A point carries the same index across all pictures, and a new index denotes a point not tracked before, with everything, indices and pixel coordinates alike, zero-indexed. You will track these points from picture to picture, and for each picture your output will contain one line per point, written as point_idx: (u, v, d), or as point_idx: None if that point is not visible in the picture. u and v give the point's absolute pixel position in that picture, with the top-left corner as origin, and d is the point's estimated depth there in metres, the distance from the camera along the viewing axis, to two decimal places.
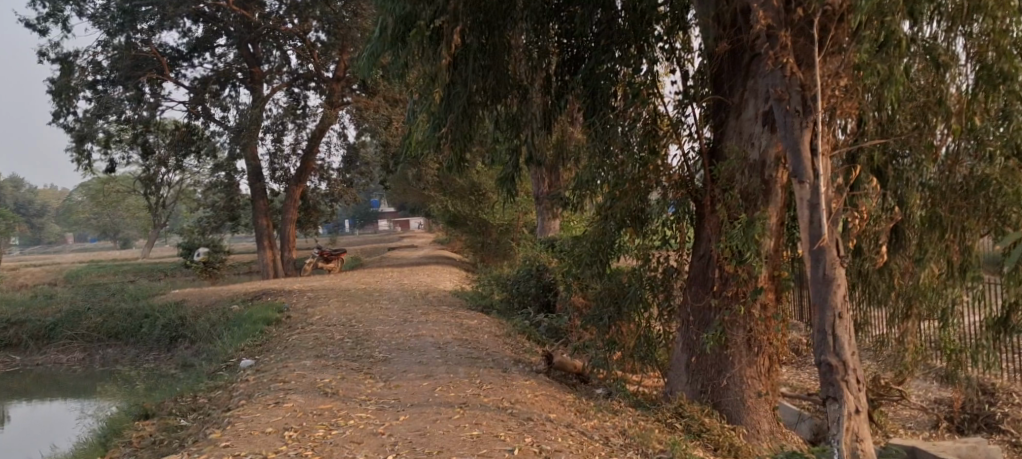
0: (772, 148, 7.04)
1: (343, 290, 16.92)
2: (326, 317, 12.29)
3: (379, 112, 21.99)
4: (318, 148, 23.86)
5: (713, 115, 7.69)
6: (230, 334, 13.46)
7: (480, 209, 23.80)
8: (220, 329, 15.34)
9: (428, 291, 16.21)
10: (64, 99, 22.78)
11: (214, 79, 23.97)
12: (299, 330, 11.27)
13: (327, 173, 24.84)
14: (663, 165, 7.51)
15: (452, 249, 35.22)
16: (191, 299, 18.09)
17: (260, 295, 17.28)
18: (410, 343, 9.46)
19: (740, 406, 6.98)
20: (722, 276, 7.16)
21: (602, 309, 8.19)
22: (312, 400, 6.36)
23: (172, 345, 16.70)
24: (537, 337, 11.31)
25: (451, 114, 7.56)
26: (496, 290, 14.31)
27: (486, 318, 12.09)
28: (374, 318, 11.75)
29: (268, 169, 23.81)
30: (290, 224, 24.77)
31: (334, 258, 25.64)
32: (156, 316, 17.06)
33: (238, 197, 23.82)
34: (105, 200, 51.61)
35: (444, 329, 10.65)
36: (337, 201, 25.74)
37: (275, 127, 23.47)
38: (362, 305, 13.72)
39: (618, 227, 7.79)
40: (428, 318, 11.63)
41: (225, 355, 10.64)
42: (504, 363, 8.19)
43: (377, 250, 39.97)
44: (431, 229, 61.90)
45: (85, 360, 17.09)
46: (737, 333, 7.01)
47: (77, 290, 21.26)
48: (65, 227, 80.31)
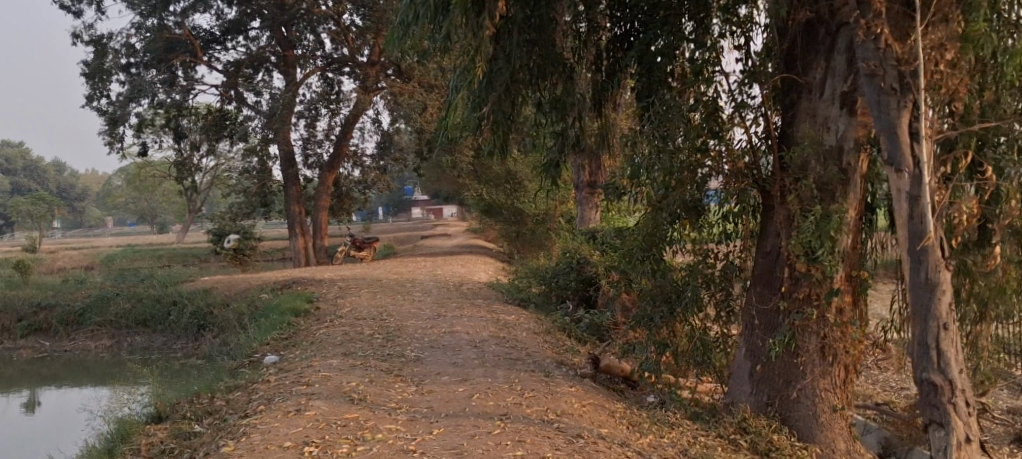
0: (852, 132, 6.34)
1: (375, 280, 16.44)
2: (356, 309, 11.78)
3: (414, 98, 21.41)
4: (351, 135, 23.43)
5: (783, 95, 6.83)
6: (257, 324, 13.06)
7: (516, 198, 23.20)
8: (249, 318, 14.98)
9: (462, 282, 15.64)
10: (98, 81, 22.62)
11: (248, 62, 23.72)
12: (328, 323, 10.78)
13: (360, 159, 24.41)
14: (727, 151, 6.69)
15: (485, 238, 34.67)
16: (221, 287, 17.78)
17: (290, 284, 16.88)
18: (443, 341, 8.90)
19: (812, 422, 6.24)
20: (792, 275, 6.33)
21: (654, 310, 7.53)
22: (336, 408, 5.79)
23: (201, 334, 16.39)
24: (578, 334, 10.66)
25: (494, 92, 6.92)
26: (533, 283, 13.69)
27: (523, 313, 11.48)
28: (406, 311, 11.21)
29: (301, 155, 23.54)
30: (322, 211, 24.40)
31: (366, 247, 25.26)
32: (184, 304, 16.89)
33: (270, 184, 23.49)
34: (143, 184, 52.08)
35: (480, 325, 10.06)
36: (370, 188, 25.30)
37: (309, 112, 23.09)
38: (393, 297, 13.20)
39: (672, 219, 7.03)
40: (463, 313, 11.05)
41: (251, 348, 10.18)
42: (545, 366, 7.56)
43: (409, 238, 39.62)
44: (464, 217, 61.49)
45: (113, 347, 16.87)
46: (809, 340, 6.26)
47: (109, 276, 21.13)
48: (104, 211, 81.51)
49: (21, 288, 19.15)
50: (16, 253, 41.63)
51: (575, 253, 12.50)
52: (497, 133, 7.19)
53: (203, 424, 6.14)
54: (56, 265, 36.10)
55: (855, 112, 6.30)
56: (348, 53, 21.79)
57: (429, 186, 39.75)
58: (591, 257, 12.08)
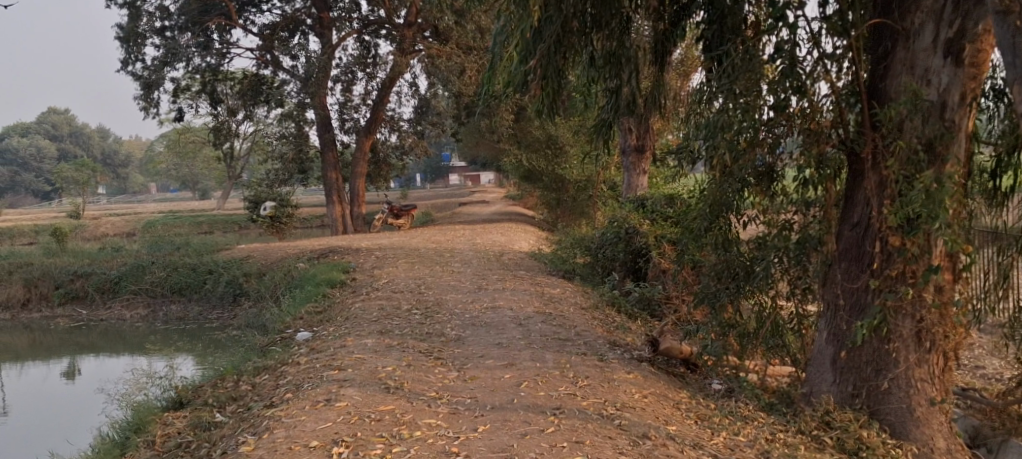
0: (959, 86, 5.39)
1: (412, 249, 15.97)
2: (393, 282, 11.24)
3: (452, 60, 20.66)
4: (387, 99, 22.83)
5: (876, 45, 5.84)
6: (293, 296, 12.63)
7: (557, 164, 22.40)
8: (285, 289, 14.60)
9: (503, 252, 15.05)
10: (132, 45, 22.31)
11: (283, 25, 23.19)
12: (364, 296, 10.26)
13: (398, 124, 23.84)
14: (810, 108, 5.63)
15: (524, 206, 34.00)
16: (257, 255, 17.47)
17: (326, 253, 16.49)
18: (485, 318, 8.29)
19: (906, 416, 5.42)
20: (884, 250, 5.47)
21: (720, 287, 6.66)
22: (371, 397, 5.23)
23: (237, 303, 16.11)
24: (628, 309, 10.01)
25: (542, 44, 6.21)
26: (578, 254, 13.01)
27: (569, 286, 10.82)
28: (445, 284, 10.65)
29: (337, 119, 23.14)
30: (359, 178, 23.93)
31: (404, 215, 24.80)
32: (220, 272, 16.64)
33: (306, 148, 23.03)
34: (185, 150, 52.51)
35: (524, 300, 9.44)
36: (407, 155, 24.76)
37: (344, 76, 22.50)
38: (432, 268, 12.66)
39: (740, 187, 6.09)
40: (506, 286, 10.43)
41: (283, 323, 9.75)
42: (598, 348, 6.88)
43: (447, 205, 39.15)
44: (502, 184, 60.85)
45: (149, 316, 16.70)
46: (904, 324, 5.39)
47: (145, 243, 21.00)
48: (149, 179, 82.62)
49: (59, 256, 19.10)
50: (63, 219, 42.28)
51: (624, 223, 11.58)
52: (545, 90, 6.46)
53: (226, 413, 5.67)
54: (100, 232, 36.52)
55: (962, 62, 5.35)
56: (385, 15, 21.09)
57: (467, 152, 39.11)
58: (641, 227, 11.31)
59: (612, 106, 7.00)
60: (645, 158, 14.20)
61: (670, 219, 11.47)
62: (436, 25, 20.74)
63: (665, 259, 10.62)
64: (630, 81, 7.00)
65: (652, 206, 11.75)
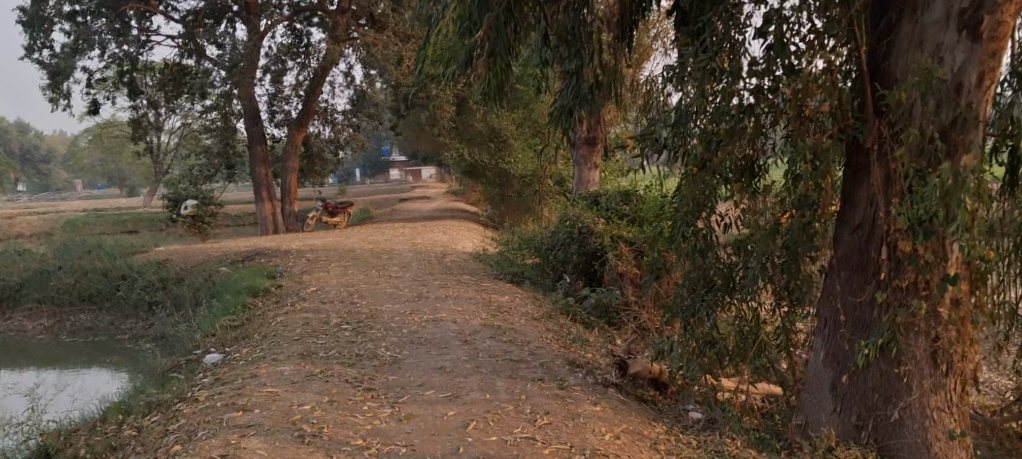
0: (976, 65, 4.40)
1: (347, 250, 14.78)
2: (323, 290, 10.06)
3: (389, 48, 19.41)
4: (320, 90, 21.47)
5: (881, 19, 4.87)
6: (211, 306, 11.32)
7: (501, 158, 21.45)
8: (206, 297, 13.25)
9: (446, 252, 14.00)
10: (37, 31, 20.24)
11: (207, 12, 21.61)
12: (287, 308, 9.05)
13: (331, 116, 22.49)
14: (809, 89, 4.65)
15: (467, 202, 33.03)
16: (176, 258, 15.99)
17: (253, 256, 15.14)
18: (424, 334, 7.25)
19: (921, 452, 4.65)
20: (892, 258, 4.59)
21: (695, 299, 5.77)
22: (281, 450, 4.16)
23: (152, 312, 14.62)
24: (584, 318, 9.13)
25: (490, 13, 5.14)
26: (527, 256, 12.07)
27: (518, 292, 9.86)
28: (381, 292, 9.56)
29: (266, 112, 21.76)
30: (290, 173, 22.53)
31: (339, 212, 23.48)
32: (135, 278, 15.10)
33: (233, 142, 21.60)
34: (107, 145, 49.64)
35: (469, 311, 8.44)
36: (342, 149, 23.42)
37: (274, 65, 21.00)
38: (367, 272, 11.52)
39: (725, 184, 5.23)
40: (449, 293, 9.39)
41: (194, 341, 8.50)
42: (557, 372, 5.93)
43: (387, 201, 37.83)
44: (443, 179, 59.73)
45: (53, 327, 14.88)
46: (917, 344, 4.56)
47: (54, 245, 19.12)
48: (71, 176, 78.42)
49: None
50: None
51: (578, 221, 10.66)
52: (493, 71, 5.37)
53: None
54: (11, 234, 33.93)
55: (980, 36, 4.36)
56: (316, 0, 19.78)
57: (406, 147, 37.86)
58: (596, 226, 10.42)
59: (573, 89, 6.06)
60: (596, 151, 13.37)
61: (626, 217, 10.63)
62: (371, 11, 19.51)
63: (621, 262, 9.89)
64: (595, 59, 6.10)
65: (606, 204, 10.86)
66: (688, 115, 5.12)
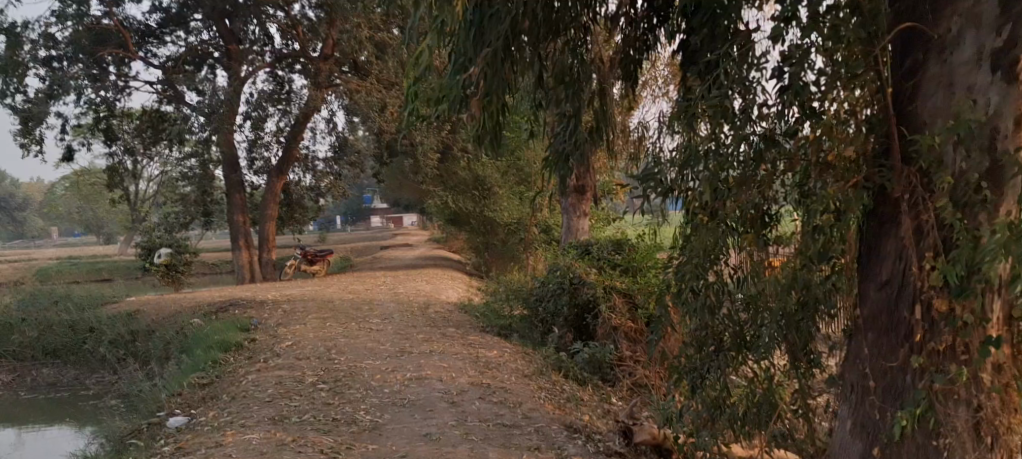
0: (1012, 109, 4.03)
1: (327, 301, 14.23)
2: (300, 344, 9.49)
3: (371, 95, 19.11)
4: (302, 137, 21.12)
5: (900, 60, 4.60)
6: (181, 361, 10.68)
7: (485, 205, 21.25)
8: (176, 351, 12.58)
9: (429, 303, 13.50)
10: (12, 77, 19.64)
11: (188, 58, 21.32)
12: (261, 365, 8.47)
13: (312, 163, 22.09)
14: (829, 133, 4.29)
15: (449, 249, 32.59)
16: (147, 309, 15.30)
17: (228, 307, 14.51)
18: (407, 394, 6.72)
19: None
20: (927, 318, 4.19)
21: (704, 360, 5.35)
22: None
23: (119, 367, 13.88)
24: (577, 374, 8.65)
25: (486, 49, 4.74)
26: (515, 307, 11.61)
27: (507, 346, 9.37)
28: (361, 347, 9.02)
29: (246, 159, 21.36)
30: (268, 221, 21.95)
31: (319, 260, 22.90)
32: (102, 330, 14.40)
33: (211, 190, 21.09)
34: (84, 191, 48.84)
35: (456, 368, 7.90)
36: (324, 196, 22.98)
37: (255, 111, 20.63)
38: (347, 325, 10.97)
39: (737, 235, 4.72)
40: (434, 348, 8.87)
41: (158, 401, 7.88)
42: (554, 440, 5.43)
43: (368, 249, 37.31)
44: (425, 227, 59.36)
45: (12, 382, 14.02)
46: (958, 413, 4.09)
47: (19, 295, 18.29)
48: (45, 223, 76.95)
49: None
50: None
51: (569, 271, 10.23)
52: (490, 112, 4.93)
53: None
54: None
55: (1016, 78, 4.01)
56: (299, 47, 19.56)
57: (387, 194, 37.51)
58: (587, 276, 10.02)
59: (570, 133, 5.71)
60: (585, 199, 13.07)
61: (618, 267, 10.25)
62: (355, 59, 19.31)
63: (614, 314, 9.49)
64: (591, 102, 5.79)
65: (597, 253, 10.48)
66: (697, 160, 4.74)
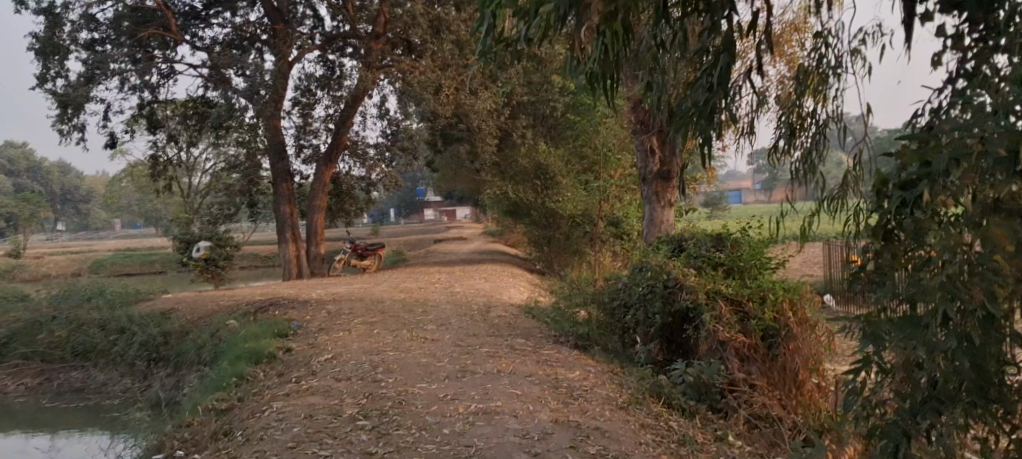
0: None
1: (376, 301, 12.79)
2: (340, 359, 7.95)
3: (425, 74, 17.25)
4: (351, 122, 19.68)
5: None
6: (208, 373, 9.31)
7: (548, 196, 19.51)
8: (210, 358, 11.27)
9: (490, 304, 11.96)
10: (51, 60, 18.63)
11: (234, 40, 20.08)
12: (292, 386, 6.96)
13: (361, 150, 20.69)
14: None
15: (506, 242, 31.19)
16: (183, 309, 14.11)
17: (268, 307, 13.19)
18: (474, 440, 5.07)
19: None
20: None
21: None
22: None
23: (150, 372, 12.70)
24: (682, 402, 6.91)
25: None
26: (593, 313, 9.88)
27: (587, 362, 7.73)
28: (413, 363, 7.49)
29: (293, 146, 20.16)
30: (317, 213, 20.65)
31: (369, 255, 21.52)
32: (135, 331, 13.26)
33: (257, 179, 20.02)
34: (142, 184, 48.70)
35: (534, 394, 6.26)
36: (374, 187, 21.64)
37: (302, 97, 19.39)
38: (398, 333, 9.39)
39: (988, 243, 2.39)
40: (501, 366, 7.27)
41: (165, 432, 6.46)
42: None
43: (422, 242, 36.14)
44: (480, 219, 57.79)
45: (39, 387, 12.99)
46: None
47: (56, 291, 17.40)
48: (110, 215, 78.01)
49: None
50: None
51: (662, 271, 8.43)
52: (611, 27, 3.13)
53: None
54: (34, 275, 32.78)
55: None
56: (349, 26, 18.05)
57: (443, 185, 35.98)
58: (686, 278, 8.12)
59: (722, 75, 3.77)
60: (670, 186, 11.65)
61: (721, 267, 8.44)
62: (408, 38, 17.75)
63: (722, 326, 7.61)
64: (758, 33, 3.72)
65: (695, 250, 8.73)
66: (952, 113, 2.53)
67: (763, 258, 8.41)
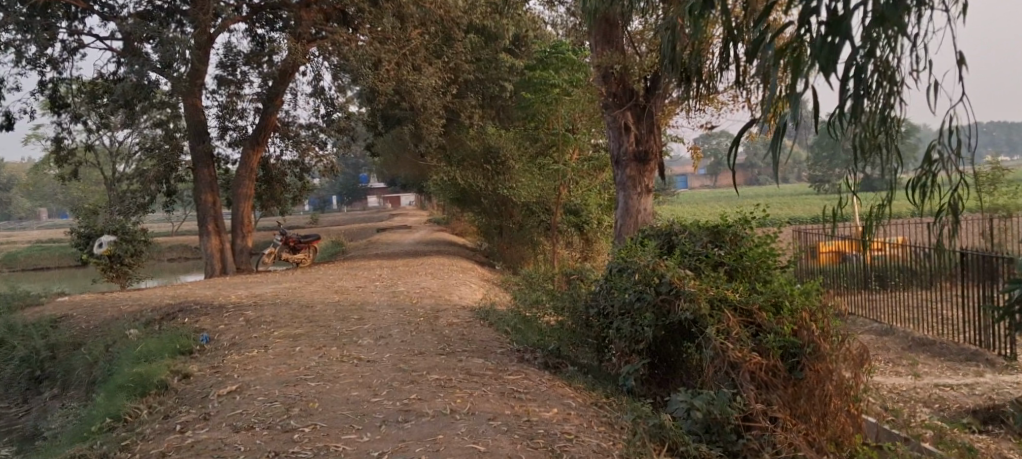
0: None
1: (303, 304, 10.95)
2: (245, 393, 6.11)
3: (362, 48, 15.25)
4: (281, 100, 17.53)
5: None
6: (84, 404, 7.38)
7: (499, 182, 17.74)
8: (98, 379, 9.25)
9: (438, 308, 10.27)
10: None
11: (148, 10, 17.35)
12: (173, 440, 5.12)
13: (291, 130, 18.57)
14: None
15: (453, 230, 29.51)
16: (77, 315, 12.03)
17: (175, 312, 11.22)
18: None
19: None
20: None
21: None
22: None
23: (30, 394, 10.63)
24: (694, 447, 5.30)
25: None
26: (564, 320, 8.27)
27: (562, 391, 6.12)
28: (338, 400, 5.74)
29: (215, 127, 17.97)
30: (243, 201, 18.45)
31: (303, 248, 19.50)
32: (15, 344, 11.15)
33: (175, 164, 17.73)
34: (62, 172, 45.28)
35: (501, 452, 4.58)
36: (308, 172, 19.64)
37: (227, 73, 17.19)
38: (325, 350, 7.62)
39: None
40: (454, 403, 5.58)
41: None
42: None
43: (364, 231, 34.09)
44: (425, 206, 55.38)
45: None
46: None
47: None
48: (33, 205, 73.40)
49: None
50: None
51: (652, 273, 6.87)
52: None
53: None
54: None
55: None
56: None
57: (385, 171, 33.72)
58: (684, 283, 6.57)
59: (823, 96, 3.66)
60: (647, 170, 10.18)
61: (722, 268, 6.95)
62: (343, 7, 15.74)
63: (731, 343, 6.06)
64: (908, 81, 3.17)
65: (688, 247, 7.27)
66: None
67: (771, 256, 6.96)
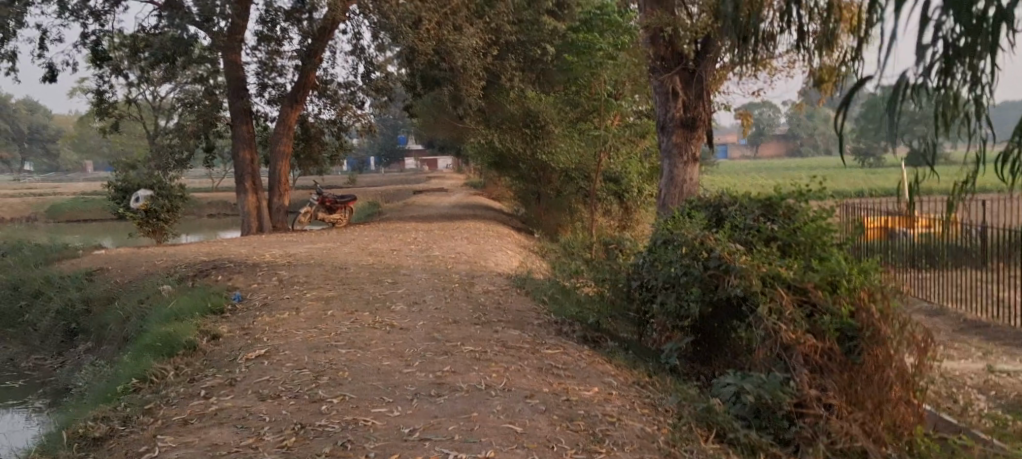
0: None
1: (336, 267, 10.77)
2: (273, 358, 5.91)
3: (402, 5, 14.83)
4: (320, 57, 17.23)
5: None
6: (114, 361, 7.29)
7: (538, 146, 17.33)
8: (131, 335, 9.20)
9: (473, 274, 9.99)
10: None
11: None
12: (196, 406, 4.94)
13: (329, 89, 18.32)
14: None
15: (489, 195, 29.19)
16: (113, 269, 12.03)
17: (209, 270, 11.13)
18: None
19: None
20: None
21: None
22: None
23: (67, 346, 10.67)
24: (743, 433, 4.95)
25: None
26: (604, 293, 7.93)
27: (603, 369, 5.80)
28: (368, 370, 5.50)
29: (254, 84, 17.80)
30: (280, 159, 18.31)
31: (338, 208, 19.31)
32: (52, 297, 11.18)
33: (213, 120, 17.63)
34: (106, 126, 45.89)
35: (537, 434, 4.29)
36: (345, 132, 19.42)
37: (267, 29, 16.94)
38: (357, 315, 7.40)
39: None
40: (489, 378, 5.30)
41: None
42: None
43: (401, 192, 34.01)
44: (462, 169, 55.07)
45: None
46: None
47: None
48: (80, 158, 74.90)
49: None
50: None
51: (700, 246, 6.49)
52: None
53: None
54: None
55: None
56: None
57: (422, 132, 33.42)
58: (735, 258, 6.17)
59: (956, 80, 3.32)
60: (694, 137, 9.71)
61: (775, 243, 6.53)
62: None
63: (785, 324, 5.67)
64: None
65: (739, 220, 6.87)
66: None
67: (830, 233, 6.49)
